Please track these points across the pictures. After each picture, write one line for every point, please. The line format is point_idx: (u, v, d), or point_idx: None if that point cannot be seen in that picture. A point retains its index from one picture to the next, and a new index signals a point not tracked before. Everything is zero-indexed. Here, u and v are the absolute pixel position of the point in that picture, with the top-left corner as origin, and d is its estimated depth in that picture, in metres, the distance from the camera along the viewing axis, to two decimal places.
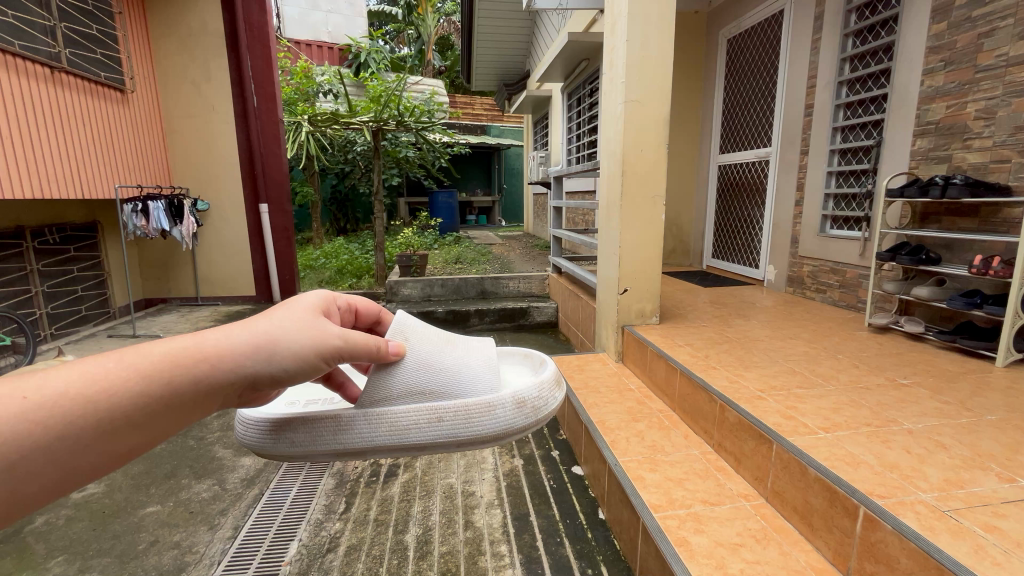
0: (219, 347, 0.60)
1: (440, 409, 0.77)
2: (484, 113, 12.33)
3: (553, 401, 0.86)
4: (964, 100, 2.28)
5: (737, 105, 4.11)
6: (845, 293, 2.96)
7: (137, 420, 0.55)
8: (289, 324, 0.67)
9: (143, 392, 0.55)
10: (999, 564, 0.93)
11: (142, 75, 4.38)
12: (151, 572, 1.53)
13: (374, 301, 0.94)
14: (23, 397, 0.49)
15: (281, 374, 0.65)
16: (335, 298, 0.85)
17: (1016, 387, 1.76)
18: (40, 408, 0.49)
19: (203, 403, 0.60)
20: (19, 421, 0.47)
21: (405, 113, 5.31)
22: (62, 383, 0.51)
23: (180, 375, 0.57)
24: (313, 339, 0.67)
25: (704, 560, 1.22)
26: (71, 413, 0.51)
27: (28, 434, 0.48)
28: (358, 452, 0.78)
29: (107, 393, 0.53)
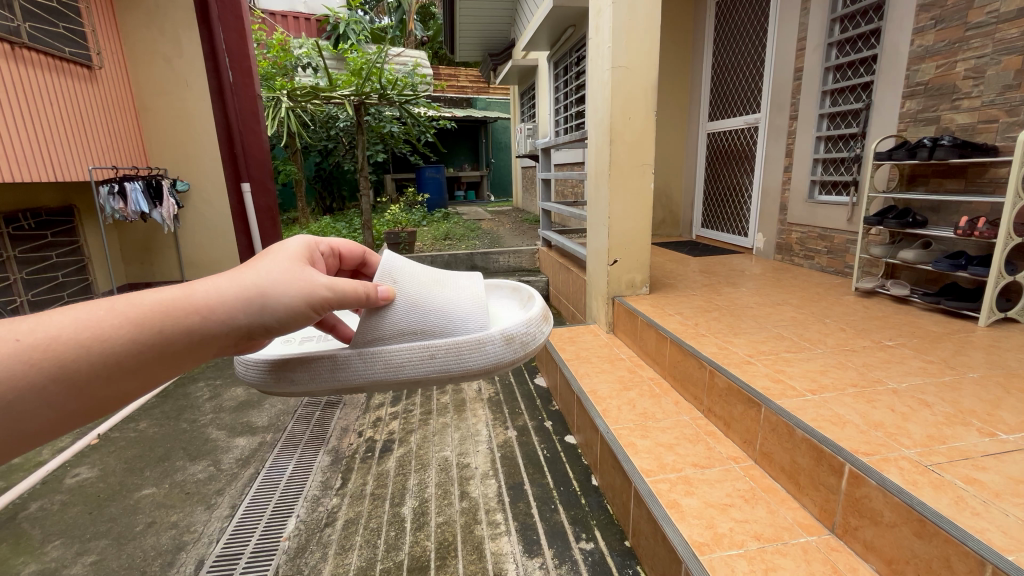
0: (208, 299, 0.61)
1: (433, 347, 0.80)
2: (470, 86, 12.05)
3: (541, 336, 0.87)
4: (953, 59, 2.26)
5: (726, 70, 4.04)
6: (832, 259, 2.98)
7: (131, 366, 0.56)
8: (277, 275, 0.67)
9: (135, 338, 0.56)
10: (979, 514, 0.96)
11: (109, 50, 4.17)
12: (150, 552, 1.54)
13: (358, 244, 0.95)
14: (16, 339, 0.49)
15: (273, 325, 0.67)
16: (317, 244, 0.85)
17: (998, 344, 1.80)
18: (34, 350, 0.50)
19: (198, 352, 0.62)
20: (14, 360, 0.48)
21: (387, 86, 5.16)
22: (55, 327, 0.52)
23: (171, 322, 0.58)
24: (304, 290, 0.68)
25: (695, 521, 1.25)
26: (66, 355, 0.51)
27: (23, 373, 0.49)
28: (357, 387, 0.82)
29: (101, 338, 0.53)
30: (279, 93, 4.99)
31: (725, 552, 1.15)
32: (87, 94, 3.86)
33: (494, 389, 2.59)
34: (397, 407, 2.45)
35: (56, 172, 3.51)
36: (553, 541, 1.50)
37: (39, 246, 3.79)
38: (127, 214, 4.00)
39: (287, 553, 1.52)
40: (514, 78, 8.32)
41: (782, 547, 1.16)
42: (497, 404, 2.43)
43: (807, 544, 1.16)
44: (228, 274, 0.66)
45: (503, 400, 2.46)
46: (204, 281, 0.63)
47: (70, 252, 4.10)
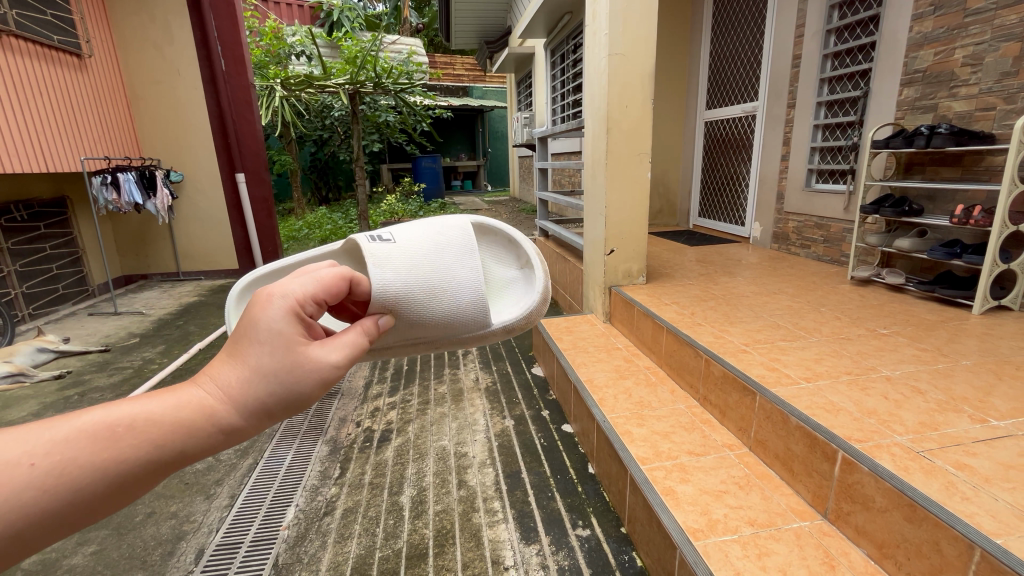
0: (233, 411, 0.42)
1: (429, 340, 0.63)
2: (466, 74, 11.95)
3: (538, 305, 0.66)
4: (952, 46, 2.25)
5: (724, 58, 4.01)
6: (828, 247, 2.99)
7: (156, 484, 0.41)
8: (293, 372, 0.43)
9: (158, 462, 0.40)
10: (968, 498, 0.97)
11: (99, 38, 4.11)
12: (150, 542, 1.55)
13: (331, 274, 0.47)
14: (32, 463, 0.36)
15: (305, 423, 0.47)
16: (301, 299, 0.44)
17: (992, 332, 1.81)
18: (49, 475, 0.37)
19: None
20: (20, 496, 0.35)
21: (382, 74, 5.12)
22: (73, 443, 0.38)
23: (195, 443, 0.41)
24: (322, 382, 0.44)
25: (690, 507, 1.27)
26: (82, 481, 0.38)
27: (32, 506, 0.36)
28: None
29: (120, 463, 0.38)
30: (272, 82, 4.95)
31: (720, 538, 1.17)
32: (77, 83, 3.80)
33: (491, 379, 2.60)
34: (395, 397, 2.46)
35: (49, 163, 3.47)
36: (550, 528, 1.52)
37: (33, 238, 3.76)
38: (121, 206, 3.95)
39: (286, 541, 1.53)
40: (511, 66, 8.25)
41: (775, 533, 1.18)
42: (494, 393, 2.45)
43: (799, 530, 1.18)
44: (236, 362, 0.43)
45: (500, 389, 2.48)
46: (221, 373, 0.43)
47: (64, 245, 4.06)
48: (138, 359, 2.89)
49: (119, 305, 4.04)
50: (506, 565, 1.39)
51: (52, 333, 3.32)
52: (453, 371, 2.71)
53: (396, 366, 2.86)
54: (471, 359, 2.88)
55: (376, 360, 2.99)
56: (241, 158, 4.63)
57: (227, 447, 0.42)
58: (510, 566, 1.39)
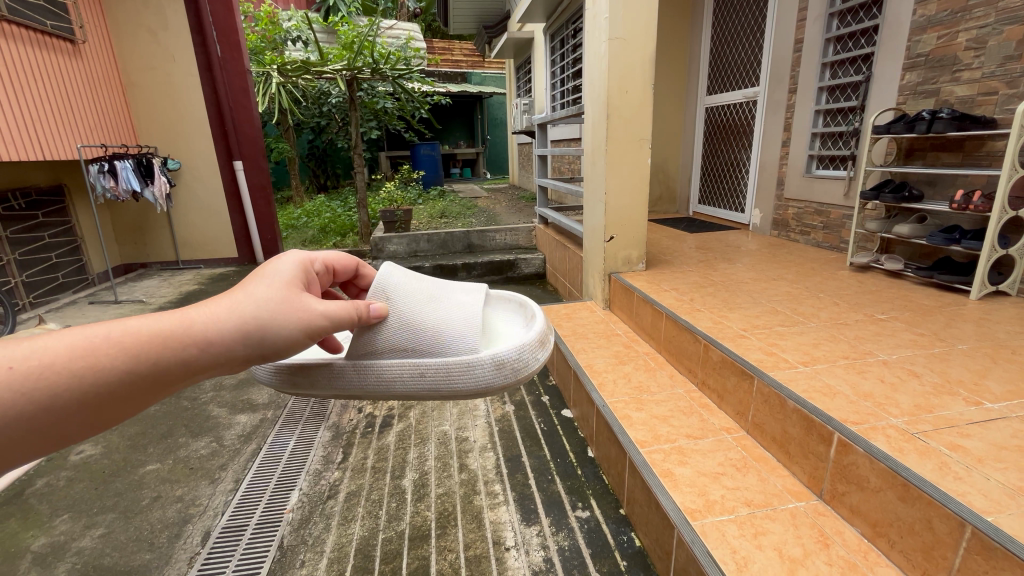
0: (207, 329, 0.60)
1: (421, 365, 0.79)
2: (465, 60, 11.80)
3: (534, 362, 0.83)
4: (955, 30, 2.22)
5: (725, 43, 3.98)
6: (828, 234, 2.99)
7: (130, 391, 0.56)
8: (273, 305, 0.66)
9: (130, 369, 0.55)
10: (961, 478, 0.99)
11: (92, 23, 4.05)
12: (157, 525, 1.58)
13: (351, 258, 0.91)
14: (11, 366, 0.49)
15: (271, 355, 0.66)
16: (312, 262, 0.81)
17: (989, 317, 1.83)
18: (26, 377, 0.49)
19: (189, 381, 0.61)
20: (9, 390, 0.48)
21: (380, 59, 5.06)
22: (50, 353, 0.51)
23: (171, 352, 0.57)
24: (302, 320, 0.68)
25: (687, 489, 1.29)
26: (56, 384, 0.51)
27: (23, 398, 0.49)
28: (356, 394, 0.84)
29: (96, 366, 0.53)
30: (269, 68, 4.90)
31: (716, 518, 1.19)
32: (71, 69, 3.76)
33: None
34: None
35: (45, 151, 3.46)
36: (550, 510, 1.55)
37: (32, 227, 3.75)
38: (119, 194, 3.94)
39: (291, 524, 1.56)
40: (510, 51, 8.14)
41: (771, 512, 1.20)
42: None
43: (795, 509, 1.20)
44: (224, 300, 0.64)
45: None
46: (199, 307, 0.62)
47: (63, 233, 4.06)
48: None
49: (119, 294, 4.05)
50: (507, 546, 1.42)
51: (53, 321, 3.33)
52: None
53: None
54: None
55: None
56: (238, 145, 4.60)
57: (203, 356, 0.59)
58: (511, 547, 1.41)
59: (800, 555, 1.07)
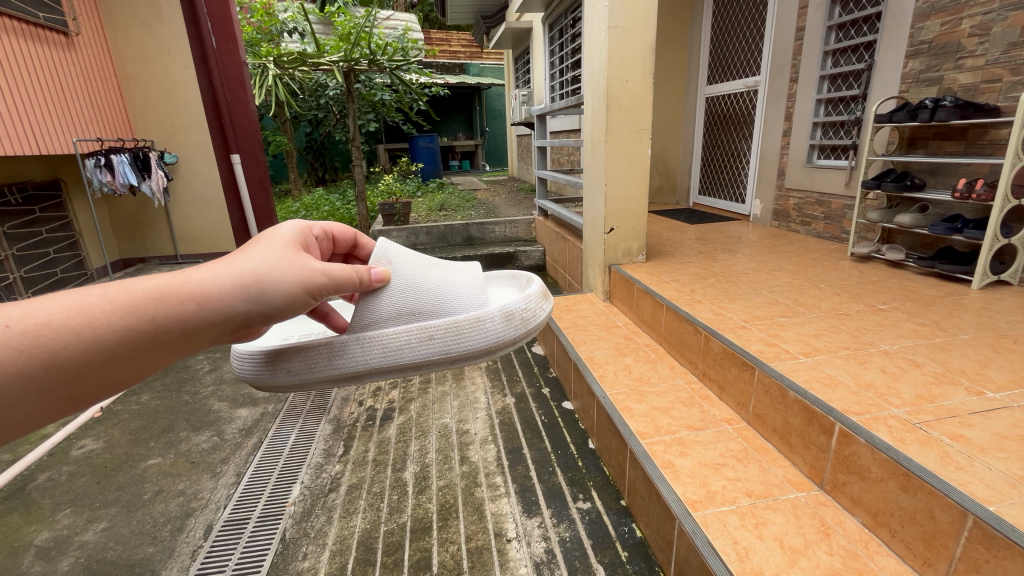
0: (204, 286, 0.65)
1: (431, 327, 0.85)
2: (463, 51, 11.70)
3: (541, 314, 0.94)
4: (959, 16, 2.20)
5: (726, 31, 3.93)
6: (829, 225, 2.98)
7: (129, 352, 0.60)
8: (272, 262, 0.70)
9: (128, 325, 0.59)
10: (962, 468, 0.99)
11: (86, 16, 4.00)
12: (159, 518, 1.58)
13: (349, 227, 0.99)
14: (9, 326, 0.53)
15: (272, 312, 0.70)
16: (311, 228, 0.88)
17: (991, 307, 1.82)
18: (24, 335, 0.53)
19: (192, 339, 0.65)
20: (8, 347, 0.52)
21: (376, 51, 5.01)
22: (46, 313, 0.55)
23: (169, 308, 0.62)
24: (299, 275, 0.71)
25: (689, 479, 1.29)
26: (55, 341, 0.55)
27: (22, 357, 0.53)
28: (353, 375, 0.86)
29: (95, 326, 0.57)
30: (265, 60, 4.85)
31: (718, 509, 1.19)
32: (66, 62, 3.73)
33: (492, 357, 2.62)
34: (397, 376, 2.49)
35: (42, 145, 3.44)
36: (551, 501, 1.55)
37: (29, 222, 3.74)
38: (116, 187, 3.94)
39: (293, 517, 1.56)
40: (508, 40, 8.05)
41: (772, 503, 1.20)
42: (495, 372, 2.46)
43: (796, 500, 1.21)
44: (224, 262, 0.69)
45: (501, 368, 2.49)
46: (198, 269, 0.67)
47: (61, 228, 4.05)
48: None
49: None
50: (509, 537, 1.42)
51: None
52: None
53: None
54: None
55: None
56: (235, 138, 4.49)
57: (198, 311, 0.63)
58: (513, 538, 1.42)
59: (801, 545, 1.07)
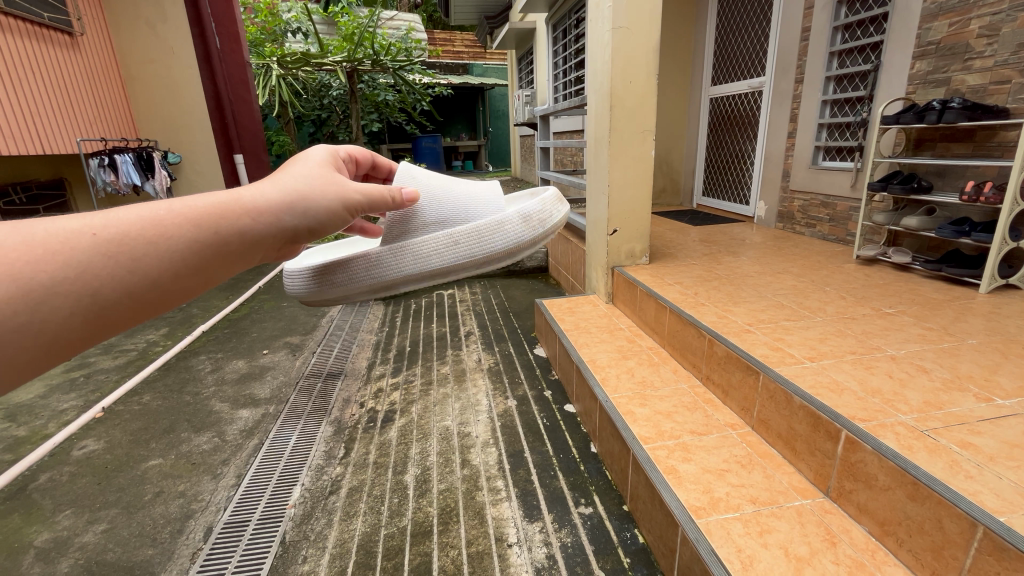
0: (257, 202, 0.66)
1: (455, 235, 1.02)
2: (467, 51, 11.73)
3: (551, 215, 1.11)
4: (967, 17, 2.18)
5: (730, 32, 3.91)
6: (834, 226, 2.95)
7: (198, 264, 0.58)
8: (313, 183, 0.75)
9: (195, 237, 0.58)
10: (972, 477, 0.97)
11: (92, 16, 4.01)
12: (159, 521, 1.58)
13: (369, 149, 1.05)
14: (94, 233, 0.51)
15: (317, 227, 0.75)
16: (338, 152, 0.93)
17: (999, 311, 1.80)
18: (109, 243, 0.52)
19: (250, 254, 0.65)
20: (92, 252, 0.50)
21: (380, 51, 5.01)
22: (122, 223, 0.53)
23: (232, 221, 0.62)
24: (338, 194, 0.77)
25: (692, 486, 1.28)
26: (136, 250, 0.53)
27: (105, 267, 0.51)
28: (391, 279, 1.04)
29: (166, 237, 0.56)
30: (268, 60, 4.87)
31: (722, 516, 1.17)
32: (70, 62, 3.73)
33: (493, 359, 2.60)
34: (398, 377, 2.48)
35: (45, 144, 3.44)
36: (552, 506, 1.54)
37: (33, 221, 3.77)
38: (120, 187, 3.88)
39: (293, 519, 1.56)
40: (512, 41, 8.05)
41: (777, 510, 1.19)
42: (497, 373, 2.45)
43: (801, 507, 1.19)
44: (269, 181, 0.71)
45: (503, 370, 2.48)
46: (248, 187, 0.68)
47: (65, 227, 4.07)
48: (141, 342, 3.02)
49: None
50: (510, 542, 1.41)
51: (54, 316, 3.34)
52: (455, 353, 2.70)
53: (399, 347, 2.87)
54: (473, 339, 2.87)
55: (378, 341, 3.02)
56: (238, 139, 4.74)
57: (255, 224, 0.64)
58: (514, 543, 1.40)
59: (806, 554, 1.05)
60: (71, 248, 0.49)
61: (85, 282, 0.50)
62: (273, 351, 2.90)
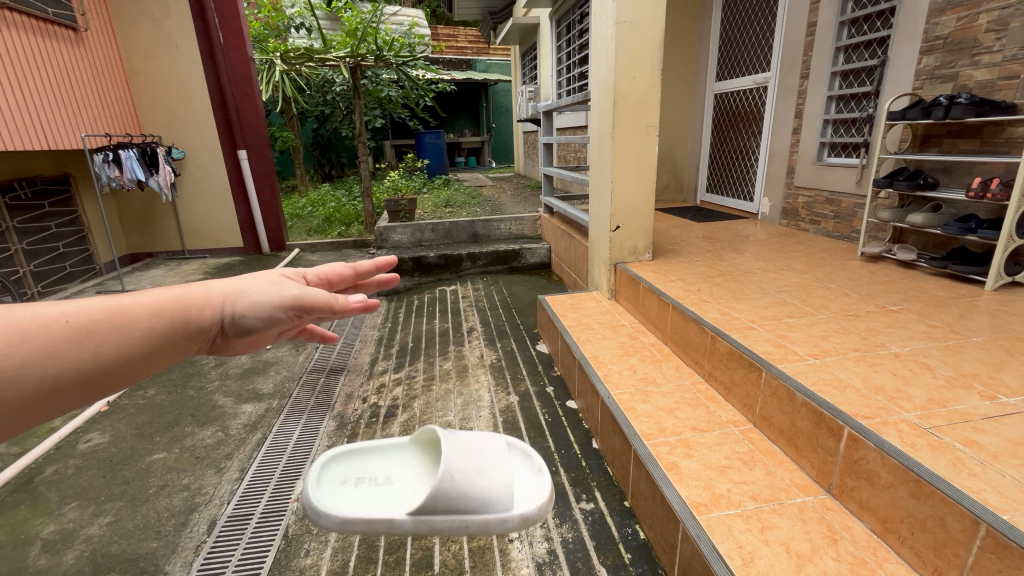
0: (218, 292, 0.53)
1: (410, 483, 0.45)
2: (470, 46, 11.69)
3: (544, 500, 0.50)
4: (975, 11, 2.15)
5: (735, 27, 3.88)
6: (839, 223, 2.93)
7: (142, 357, 0.47)
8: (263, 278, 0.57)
9: (149, 330, 0.47)
10: (976, 475, 0.97)
11: (96, 11, 4.02)
12: (164, 513, 1.59)
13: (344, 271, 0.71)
14: (65, 320, 0.42)
15: (256, 329, 0.56)
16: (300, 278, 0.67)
17: (1005, 309, 1.78)
18: (76, 333, 0.43)
19: (185, 348, 0.51)
20: (56, 344, 0.41)
21: (383, 47, 5.00)
22: (74, 313, 0.42)
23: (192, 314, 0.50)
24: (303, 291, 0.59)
25: (693, 482, 1.27)
26: (96, 341, 0.43)
27: (49, 362, 0.41)
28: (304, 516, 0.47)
29: (126, 327, 0.45)
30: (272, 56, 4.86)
31: (723, 513, 1.17)
32: (75, 57, 3.74)
33: (496, 355, 2.61)
34: (400, 373, 2.49)
35: (50, 140, 3.45)
36: (554, 502, 1.54)
37: (39, 217, 3.78)
38: (124, 183, 3.91)
39: (296, 513, 1.57)
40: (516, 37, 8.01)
41: (778, 507, 1.18)
42: (499, 369, 2.45)
43: (803, 504, 1.19)
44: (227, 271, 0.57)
45: (505, 366, 2.48)
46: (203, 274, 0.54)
47: (70, 222, 4.08)
48: None
49: (126, 283, 4.08)
50: (511, 537, 1.41)
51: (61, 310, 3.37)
52: (457, 349, 2.71)
53: (401, 343, 2.88)
54: (475, 335, 2.88)
55: (381, 337, 3.02)
56: (242, 135, 4.63)
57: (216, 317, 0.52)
58: (515, 538, 1.41)
59: (808, 551, 1.05)
60: (31, 336, 0.40)
61: (30, 372, 0.40)
62: (276, 346, 2.91)
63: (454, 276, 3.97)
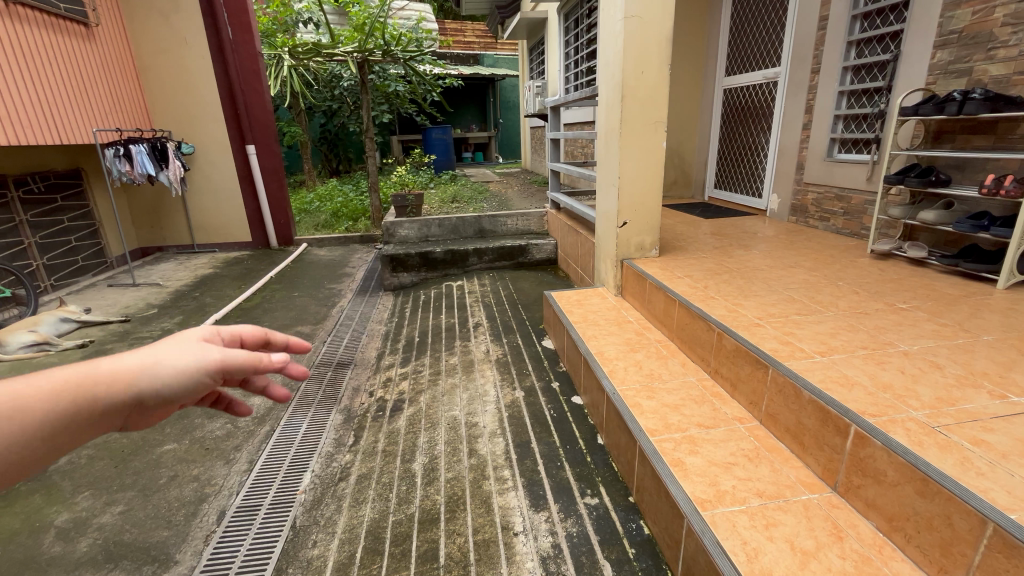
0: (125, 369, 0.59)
1: None
2: (477, 41, 11.65)
3: None
4: (991, 5, 2.11)
5: (745, 21, 3.84)
6: (848, 220, 2.91)
7: (56, 433, 0.54)
8: (179, 349, 0.64)
9: (58, 409, 0.54)
10: (983, 474, 0.96)
11: (107, 7, 4.05)
12: (174, 503, 1.62)
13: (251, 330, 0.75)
14: None
15: (173, 395, 0.63)
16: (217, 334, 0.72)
17: (1017, 307, 1.76)
18: None
19: (102, 423, 0.58)
20: None
21: (391, 42, 4.99)
22: None
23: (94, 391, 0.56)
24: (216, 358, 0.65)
25: (698, 478, 1.28)
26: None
27: None
28: None
29: (29, 410, 0.52)
30: (280, 50, 4.88)
31: (727, 509, 1.17)
32: (85, 52, 3.77)
33: (502, 351, 2.61)
34: (406, 367, 2.50)
35: (61, 135, 3.49)
36: (559, 496, 1.55)
37: (51, 210, 3.83)
38: (135, 177, 3.94)
39: (303, 505, 1.59)
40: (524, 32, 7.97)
41: (783, 504, 1.18)
42: (505, 365, 2.46)
43: (808, 502, 1.18)
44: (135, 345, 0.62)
45: (511, 361, 2.48)
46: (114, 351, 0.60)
47: (82, 216, 4.13)
48: (157, 329, 3.08)
49: (137, 276, 4.13)
50: (515, 531, 1.42)
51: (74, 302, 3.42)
52: (464, 344, 2.72)
53: (408, 338, 2.89)
54: (482, 331, 2.89)
55: (387, 332, 3.04)
56: (250, 130, 4.66)
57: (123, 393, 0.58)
58: (520, 532, 1.42)
59: (812, 548, 1.05)
60: None
61: None
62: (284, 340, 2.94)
63: (460, 271, 3.97)
